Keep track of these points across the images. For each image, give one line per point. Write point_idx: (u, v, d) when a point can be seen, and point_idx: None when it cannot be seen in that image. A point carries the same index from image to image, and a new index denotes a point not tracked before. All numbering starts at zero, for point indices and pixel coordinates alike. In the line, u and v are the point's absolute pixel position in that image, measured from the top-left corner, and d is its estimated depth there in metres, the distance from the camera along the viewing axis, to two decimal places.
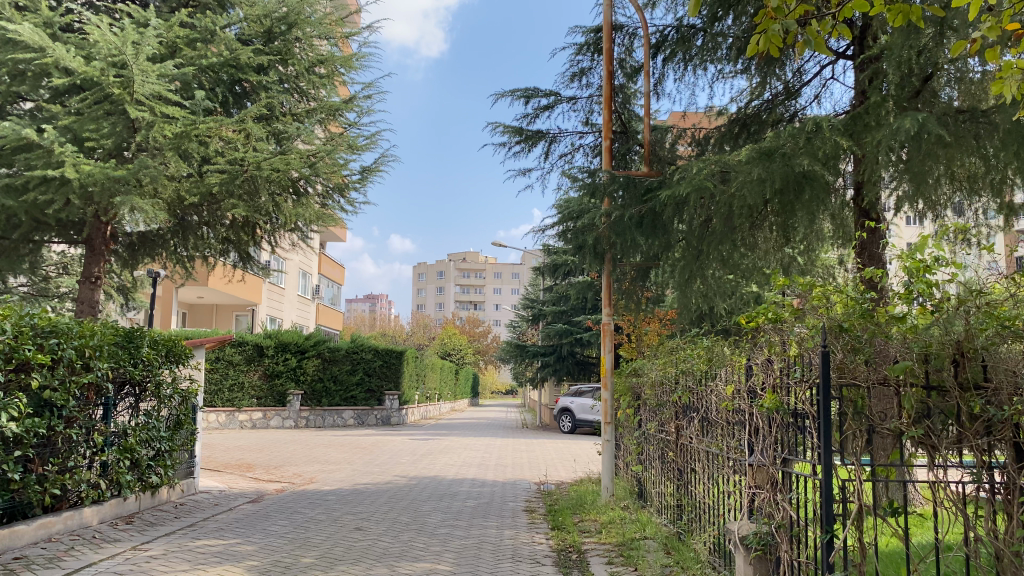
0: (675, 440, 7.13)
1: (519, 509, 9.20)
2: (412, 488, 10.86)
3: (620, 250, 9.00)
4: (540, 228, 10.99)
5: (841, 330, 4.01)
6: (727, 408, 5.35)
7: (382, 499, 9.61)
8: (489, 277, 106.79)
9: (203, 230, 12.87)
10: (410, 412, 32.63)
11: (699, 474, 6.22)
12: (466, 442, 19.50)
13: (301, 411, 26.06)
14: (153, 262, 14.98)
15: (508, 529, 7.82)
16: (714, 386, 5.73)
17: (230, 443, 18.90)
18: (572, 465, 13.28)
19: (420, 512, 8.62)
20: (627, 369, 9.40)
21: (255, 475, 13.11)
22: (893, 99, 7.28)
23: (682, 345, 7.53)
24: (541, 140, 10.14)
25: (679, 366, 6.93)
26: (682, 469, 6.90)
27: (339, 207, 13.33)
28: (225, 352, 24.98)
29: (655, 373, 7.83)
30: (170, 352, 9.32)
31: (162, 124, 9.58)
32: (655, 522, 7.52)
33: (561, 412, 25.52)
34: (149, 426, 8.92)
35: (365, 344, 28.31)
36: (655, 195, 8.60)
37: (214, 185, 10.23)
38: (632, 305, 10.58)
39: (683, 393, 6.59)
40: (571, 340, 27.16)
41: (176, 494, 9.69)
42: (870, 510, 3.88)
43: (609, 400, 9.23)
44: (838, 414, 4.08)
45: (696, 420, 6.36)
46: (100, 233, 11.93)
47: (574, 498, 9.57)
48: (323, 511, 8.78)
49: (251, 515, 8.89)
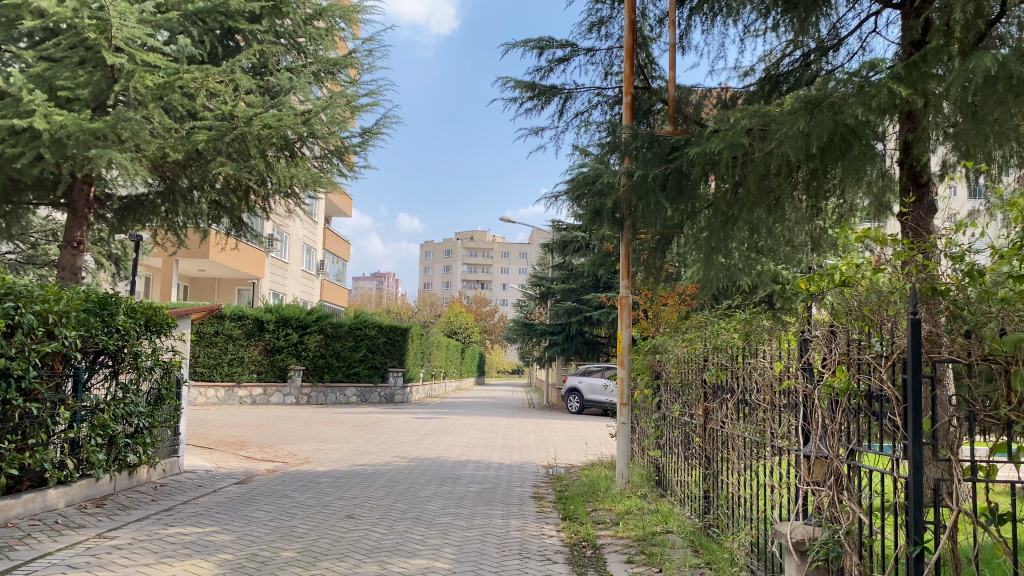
0: (703, 425, 6.37)
1: (527, 496, 8.48)
2: (412, 470, 10.15)
3: (641, 215, 8.21)
4: (553, 195, 10.20)
5: (933, 294, 3.30)
6: (774, 389, 4.60)
7: (379, 483, 8.92)
8: (497, 255, 105.90)
9: (193, 193, 12.11)
10: (414, 390, 32.03)
11: (734, 464, 5.48)
12: (471, 422, 18.81)
13: (303, 387, 25.45)
14: (143, 229, 14.26)
15: (515, 519, 7.10)
16: (755, 364, 4.96)
17: (226, 420, 18.26)
18: (582, 448, 12.56)
19: (419, 498, 7.91)
20: (645, 346, 8.63)
21: (247, 454, 12.45)
22: (959, 44, 6.30)
23: (713, 318, 6.73)
24: (555, 96, 9.31)
25: (710, 342, 6.15)
26: (711, 456, 6.16)
27: (338, 171, 12.59)
28: (224, 326, 24.24)
29: (681, 350, 7.07)
30: (150, 321, 8.62)
31: (142, 73, 8.79)
32: (678, 513, 6.79)
33: (569, 392, 24.83)
34: (126, 400, 8.23)
35: (368, 320, 27.61)
36: (681, 153, 7.78)
37: (201, 142, 9.46)
38: (651, 278, 9.82)
39: (715, 372, 5.82)
40: (580, 319, 26.37)
41: (157, 474, 9.02)
42: (969, 515, 3.12)
43: (625, 379, 8.47)
44: (926, 397, 3.30)
45: (731, 402, 5.60)
46: (83, 194, 11.20)
47: (586, 484, 8.86)
48: (314, 496, 8.09)
49: (235, 499, 8.19)
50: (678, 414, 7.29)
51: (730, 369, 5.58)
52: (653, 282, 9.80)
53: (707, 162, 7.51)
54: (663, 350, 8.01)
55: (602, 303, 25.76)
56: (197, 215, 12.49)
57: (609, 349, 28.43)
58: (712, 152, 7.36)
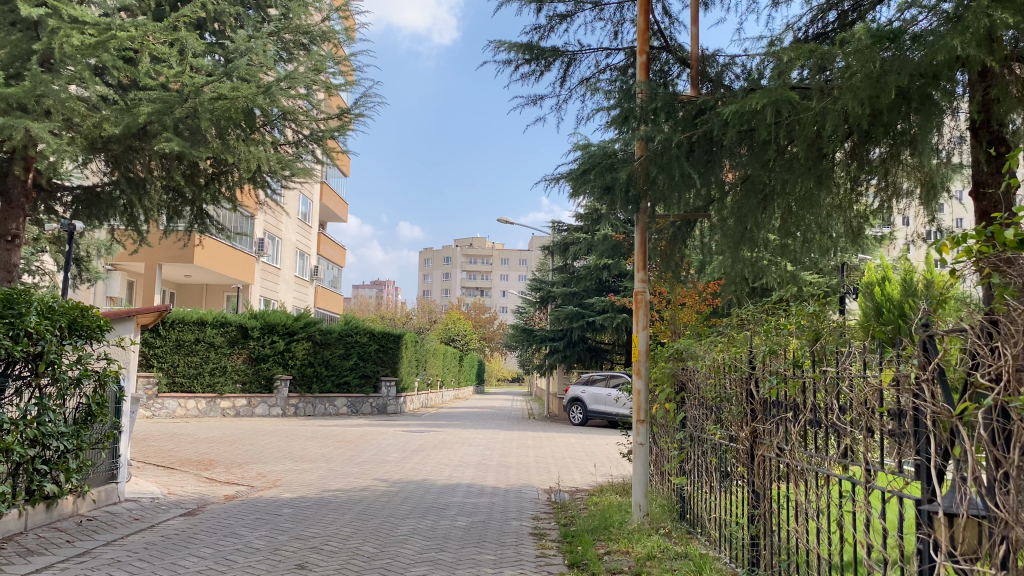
0: (746, 451, 5.04)
1: (525, 533, 7.07)
2: (392, 498, 8.72)
3: (661, 195, 6.89)
4: (555, 179, 8.88)
5: None
6: (875, 407, 3.28)
7: (349, 516, 7.50)
8: (495, 262, 104.59)
9: (150, 183, 10.70)
10: (409, 400, 30.69)
11: (799, 505, 4.16)
12: (466, 435, 17.44)
13: (290, 398, 24.18)
14: (101, 226, 12.93)
15: (508, 568, 5.70)
16: (834, 373, 3.64)
17: (201, 434, 16.88)
18: (588, 470, 11.14)
19: (393, 538, 6.50)
20: (666, 351, 7.30)
21: (211, 475, 11.07)
22: None
23: (762, 318, 5.43)
24: (557, 59, 7.95)
25: (761, 345, 4.84)
26: (761, 489, 4.83)
27: (312, 158, 11.50)
28: (206, 333, 22.49)
29: (716, 356, 5.73)
30: (75, 324, 7.21)
31: (69, 31, 7.41)
32: (715, 562, 5.40)
33: (571, 402, 23.35)
34: (42, 418, 6.79)
35: (360, 327, 26.30)
36: (712, 117, 6.48)
37: (144, 117, 8.10)
38: (667, 272, 8.52)
39: (772, 385, 4.47)
40: (582, 325, 24.78)
41: (87, 505, 7.61)
42: None
43: (642, 392, 7.11)
44: None
45: (792, 423, 4.28)
46: (19, 181, 9.81)
47: (595, 518, 7.48)
48: (266, 535, 6.67)
49: (172, 536, 6.77)
50: (710, 437, 5.96)
51: (792, 382, 4.23)
52: (670, 276, 8.51)
53: (744, 125, 6.21)
54: (690, 358, 6.67)
55: (606, 308, 24.28)
56: (154, 207, 11.14)
57: (612, 355, 27.11)
58: (751, 112, 6.05)
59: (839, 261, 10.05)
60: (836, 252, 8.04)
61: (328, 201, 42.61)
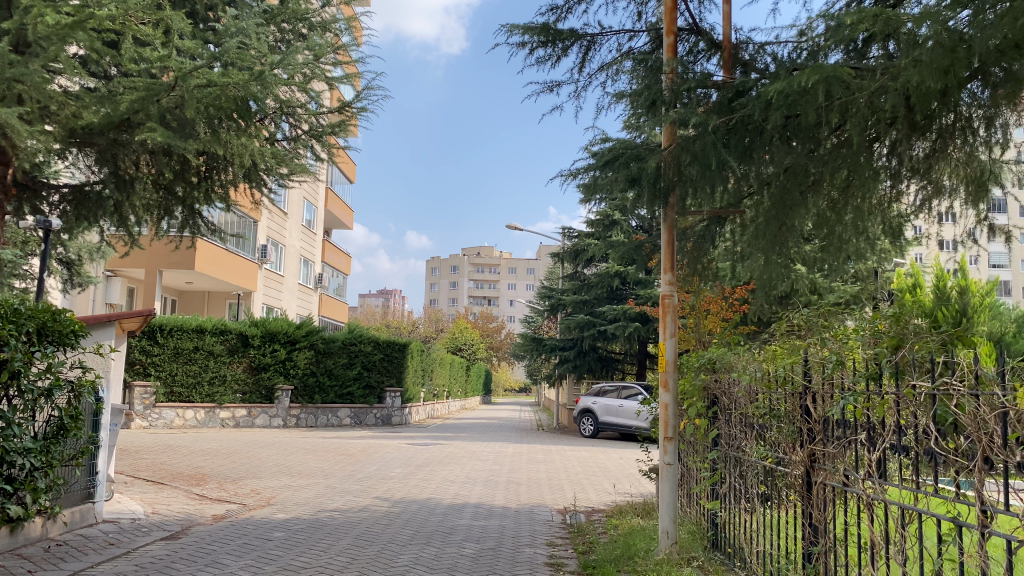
0: (801, 478, 4.36)
1: (540, 562, 6.37)
2: (393, 520, 8.04)
3: (692, 187, 6.24)
4: (572, 175, 8.24)
5: None
6: (1001, 434, 2.60)
7: (346, 542, 6.81)
8: (503, 271, 104.04)
9: (140, 182, 10.07)
10: (414, 410, 30.02)
11: (874, 546, 3.50)
12: (473, 448, 16.77)
13: (291, 408, 23.63)
14: (91, 228, 12.35)
15: None
16: (929, 386, 2.99)
17: (197, 446, 16.27)
18: (604, 488, 10.44)
19: (393, 570, 5.81)
20: (694, 362, 6.61)
21: (202, 491, 10.43)
22: None
23: (816, 326, 4.77)
24: (576, 43, 7.29)
25: (822, 354, 4.20)
26: (818, 522, 4.15)
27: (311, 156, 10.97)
28: (205, 341, 21.83)
29: (761, 369, 5.06)
30: (44, 330, 6.57)
31: (42, 8, 6.79)
32: None
33: (581, 413, 22.62)
34: (6, 434, 6.09)
35: (365, 335, 25.70)
36: (752, 99, 5.86)
37: (125, 105, 7.63)
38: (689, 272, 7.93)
39: (841, 403, 3.79)
40: (593, 334, 24.06)
41: (55, 528, 6.93)
42: None
43: (671, 407, 6.40)
44: None
45: (865, 448, 3.59)
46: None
47: (617, 545, 6.79)
48: (252, 565, 5.98)
49: (148, 565, 6.08)
50: (749, 458, 5.32)
51: (862, 398, 3.58)
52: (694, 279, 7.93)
53: (788, 109, 5.61)
54: (726, 370, 5.99)
55: (618, 316, 23.52)
56: (144, 206, 10.54)
57: (623, 365, 26.46)
58: (799, 91, 5.42)
59: (869, 265, 9.48)
60: (871, 253, 7.48)
61: (334, 208, 42.16)
